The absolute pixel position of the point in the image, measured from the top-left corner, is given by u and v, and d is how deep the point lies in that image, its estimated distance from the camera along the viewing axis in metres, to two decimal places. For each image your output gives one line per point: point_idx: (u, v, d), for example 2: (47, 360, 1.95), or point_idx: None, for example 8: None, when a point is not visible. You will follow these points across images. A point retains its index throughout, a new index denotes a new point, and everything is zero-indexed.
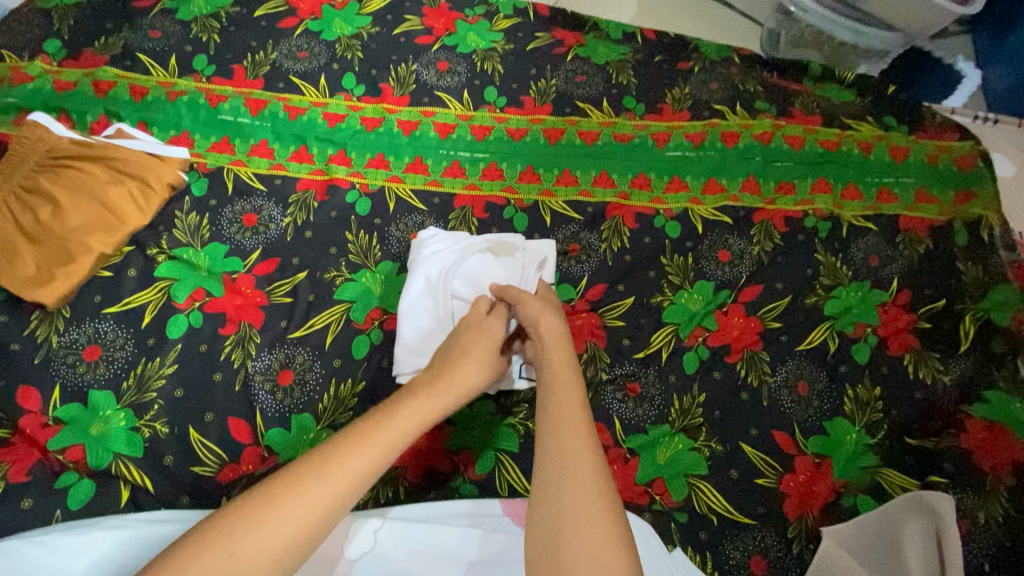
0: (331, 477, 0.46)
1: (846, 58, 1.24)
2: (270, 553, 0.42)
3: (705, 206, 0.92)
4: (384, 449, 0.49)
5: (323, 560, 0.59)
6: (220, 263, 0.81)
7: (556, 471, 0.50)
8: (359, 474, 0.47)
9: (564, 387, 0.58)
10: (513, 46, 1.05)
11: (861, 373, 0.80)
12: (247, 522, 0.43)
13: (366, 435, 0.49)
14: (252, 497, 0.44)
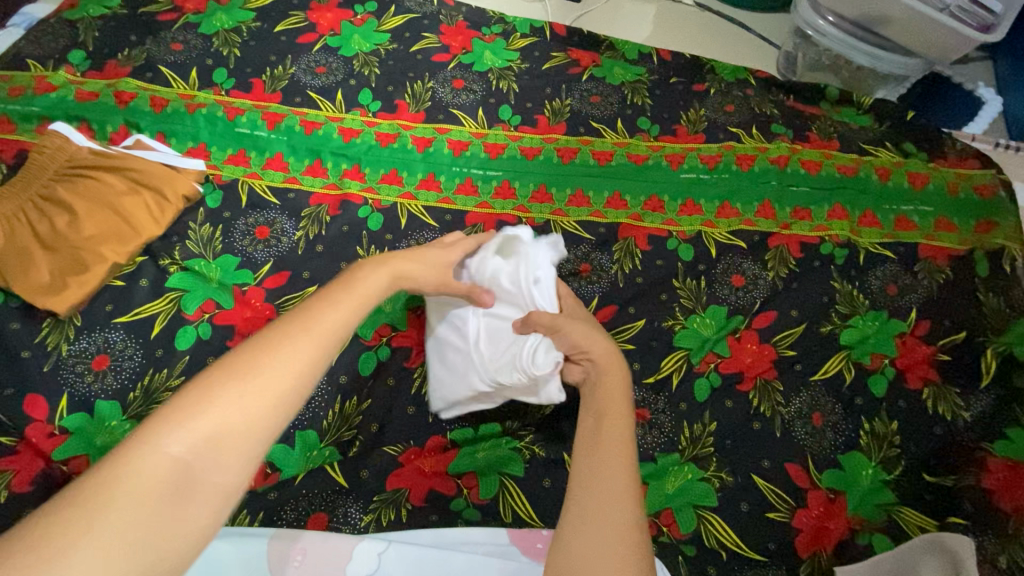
0: (293, 348, 0.46)
1: (866, 84, 1.23)
2: (285, 385, 0.44)
3: (719, 229, 0.91)
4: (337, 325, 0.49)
5: None
6: (231, 275, 0.81)
7: (594, 503, 0.51)
8: (322, 347, 0.47)
9: (614, 422, 0.58)
10: (529, 65, 1.06)
11: (878, 406, 0.78)
12: (223, 390, 0.42)
13: (317, 314, 0.49)
14: (227, 364, 0.44)
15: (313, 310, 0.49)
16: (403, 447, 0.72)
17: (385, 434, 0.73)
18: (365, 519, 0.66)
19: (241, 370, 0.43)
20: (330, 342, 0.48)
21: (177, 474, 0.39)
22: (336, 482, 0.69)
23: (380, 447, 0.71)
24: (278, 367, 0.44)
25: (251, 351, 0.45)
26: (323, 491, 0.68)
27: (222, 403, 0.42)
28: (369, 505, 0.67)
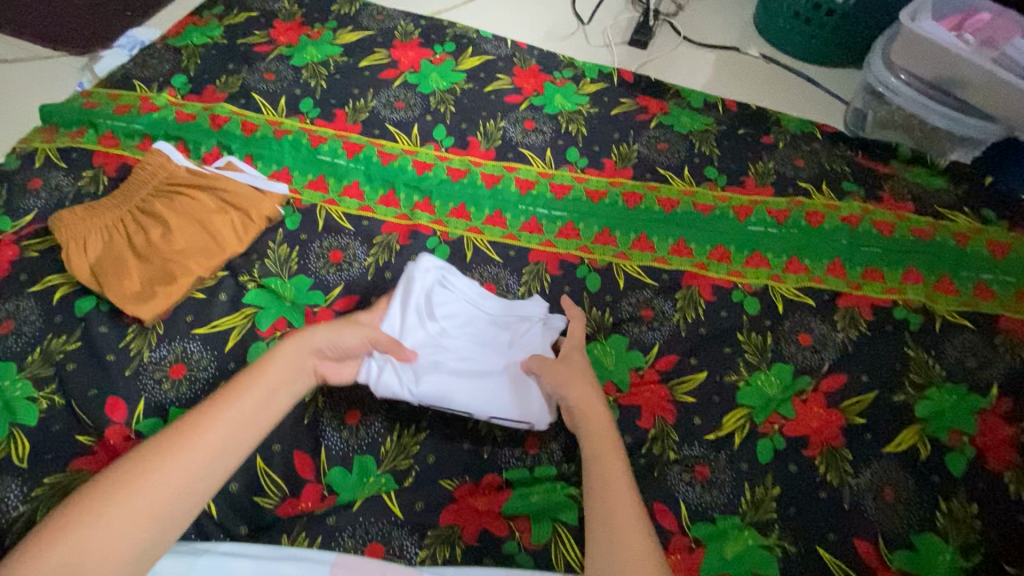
0: (196, 452, 0.56)
1: (940, 144, 1.19)
2: (201, 463, 0.55)
3: (786, 285, 0.90)
4: (216, 437, 0.57)
5: None
6: (303, 296, 0.84)
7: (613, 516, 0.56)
8: (200, 461, 0.55)
9: (608, 442, 0.64)
10: (598, 110, 1.08)
11: (956, 486, 0.73)
12: (132, 487, 0.52)
13: (191, 437, 0.56)
14: (163, 442, 0.55)
15: (192, 429, 0.57)
16: (458, 482, 0.72)
17: (441, 467, 0.72)
18: (420, 554, 0.66)
19: (167, 451, 0.55)
20: (229, 442, 0.58)
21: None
22: (392, 512, 0.69)
23: (435, 480, 0.72)
24: (156, 481, 0.53)
25: (131, 473, 0.52)
26: (379, 521, 0.68)
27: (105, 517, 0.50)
28: (423, 540, 0.67)
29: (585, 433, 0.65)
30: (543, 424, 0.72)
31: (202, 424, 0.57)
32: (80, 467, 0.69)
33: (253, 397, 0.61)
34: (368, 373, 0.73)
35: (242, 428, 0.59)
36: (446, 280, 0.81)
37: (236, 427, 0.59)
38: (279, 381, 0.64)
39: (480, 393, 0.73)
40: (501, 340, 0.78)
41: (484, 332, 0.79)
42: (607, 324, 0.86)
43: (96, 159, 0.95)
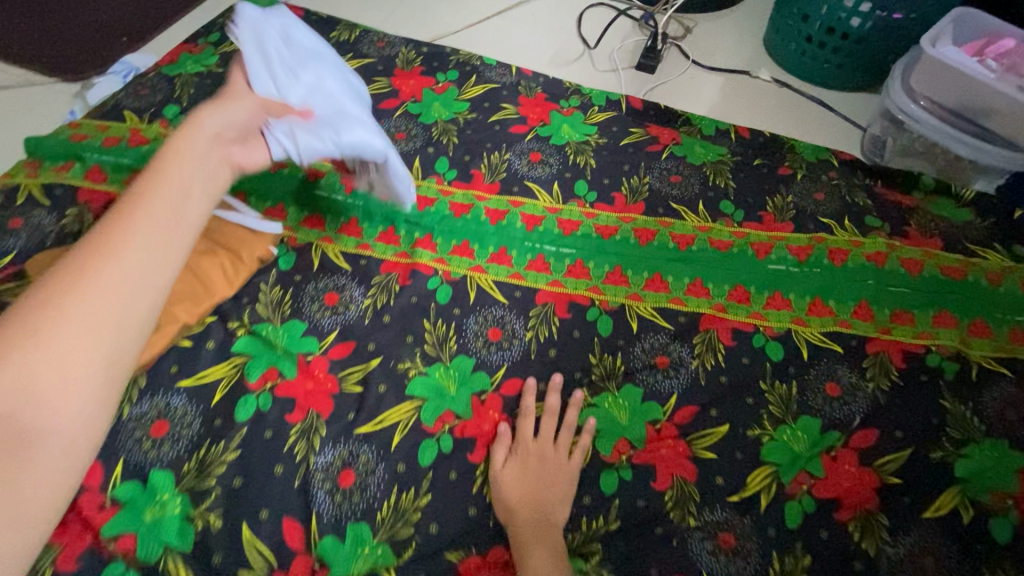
0: (94, 288, 0.54)
1: (963, 173, 1.14)
2: (114, 295, 0.54)
3: (810, 329, 0.84)
4: (110, 286, 0.54)
5: None
6: (296, 343, 0.79)
7: None
8: (104, 309, 0.54)
9: (543, 541, 0.65)
10: (607, 141, 1.04)
11: (1003, 557, 0.67)
12: (37, 336, 0.50)
13: (85, 272, 0.54)
14: (53, 287, 0.53)
15: (76, 278, 0.54)
16: (463, 555, 0.67)
17: (443, 537, 0.67)
18: None
19: (65, 289, 0.53)
20: (137, 273, 0.56)
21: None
22: None
23: (437, 552, 0.66)
24: (59, 329, 0.51)
25: (21, 329, 0.50)
26: None
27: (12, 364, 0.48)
28: None
29: (512, 533, 0.66)
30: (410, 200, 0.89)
31: (103, 255, 0.55)
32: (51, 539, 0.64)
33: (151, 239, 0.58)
34: (267, 86, 0.74)
35: (145, 265, 0.57)
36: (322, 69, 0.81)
37: (138, 264, 0.56)
38: (177, 201, 0.61)
39: (371, 130, 0.80)
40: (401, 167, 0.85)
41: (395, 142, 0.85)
42: (620, 372, 0.81)
43: (81, 195, 0.90)
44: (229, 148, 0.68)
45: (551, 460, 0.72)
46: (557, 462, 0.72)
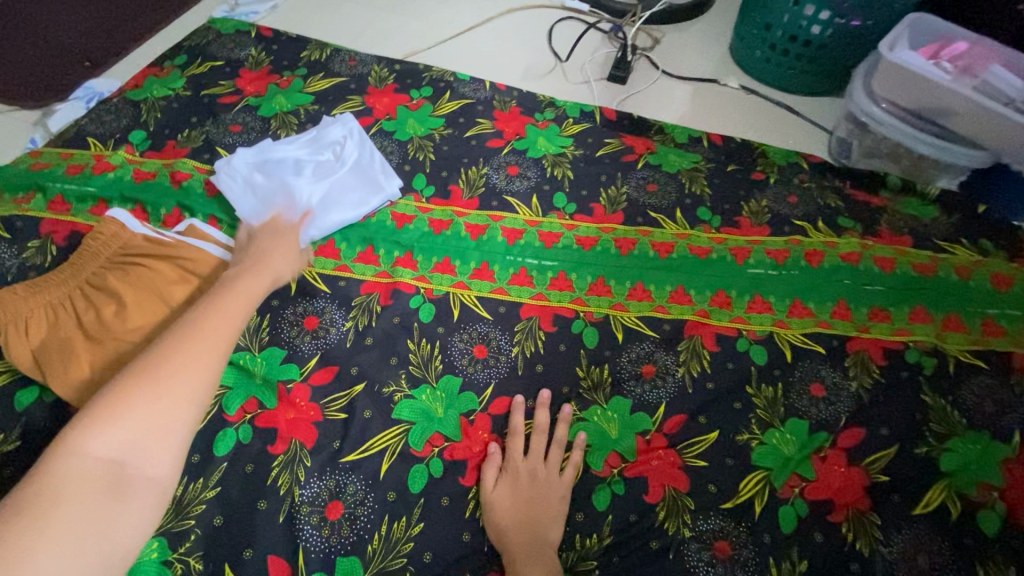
0: (189, 365, 0.62)
1: (925, 172, 1.18)
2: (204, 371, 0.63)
3: (792, 331, 0.85)
4: (205, 359, 0.63)
5: None
6: (276, 370, 0.77)
7: None
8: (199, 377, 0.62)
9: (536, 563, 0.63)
10: (583, 152, 1.04)
11: (991, 548, 0.69)
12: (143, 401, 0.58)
13: (186, 349, 0.63)
14: (155, 364, 0.61)
15: (177, 351, 0.62)
16: None
17: (438, 565, 0.66)
18: None
19: (166, 367, 0.61)
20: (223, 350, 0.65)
21: (109, 472, 0.55)
22: None
23: None
24: (172, 386, 0.60)
25: (144, 385, 0.59)
26: None
27: (128, 424, 0.57)
28: None
29: (506, 555, 0.65)
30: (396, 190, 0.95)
31: (197, 334, 0.64)
32: None
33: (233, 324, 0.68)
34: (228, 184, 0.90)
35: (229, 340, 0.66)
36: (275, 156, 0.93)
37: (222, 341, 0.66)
38: (250, 295, 0.72)
39: (348, 191, 0.92)
40: (348, 199, 0.92)
41: (342, 189, 0.92)
42: (607, 384, 0.80)
43: (43, 227, 0.87)
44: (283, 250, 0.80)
45: (543, 479, 0.71)
46: (547, 481, 0.70)
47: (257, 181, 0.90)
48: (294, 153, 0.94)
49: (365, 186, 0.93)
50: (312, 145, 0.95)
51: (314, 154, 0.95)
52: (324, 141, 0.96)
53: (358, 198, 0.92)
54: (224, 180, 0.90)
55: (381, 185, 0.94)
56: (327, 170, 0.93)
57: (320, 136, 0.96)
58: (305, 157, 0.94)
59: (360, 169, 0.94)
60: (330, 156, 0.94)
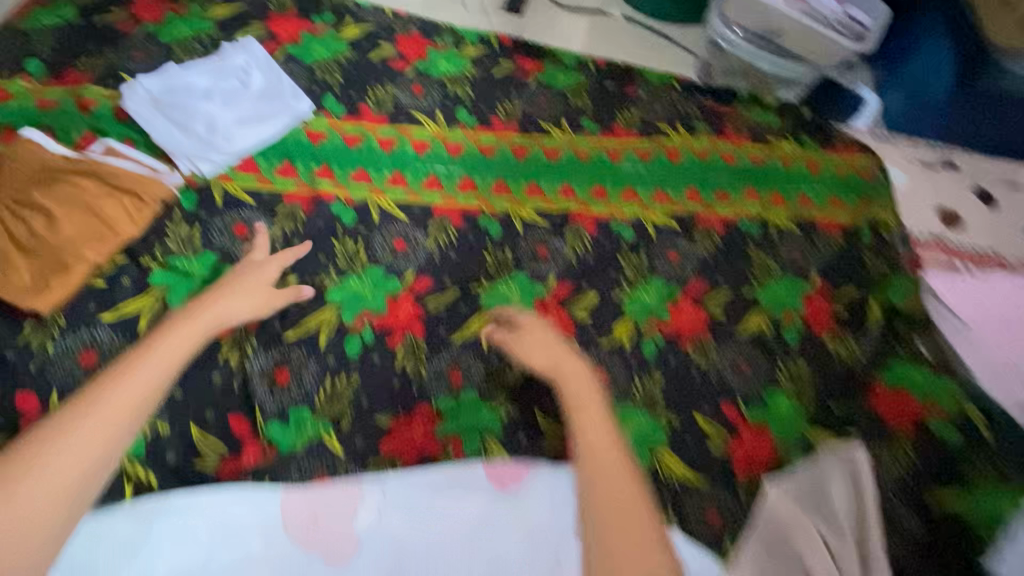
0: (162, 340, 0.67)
1: (770, 86, 1.39)
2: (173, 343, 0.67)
3: (655, 213, 1.05)
4: (140, 393, 0.61)
5: (334, 529, 0.65)
6: (213, 271, 0.86)
7: (602, 504, 0.62)
8: (132, 406, 0.60)
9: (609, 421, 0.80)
10: (480, 72, 1.16)
11: (791, 350, 0.91)
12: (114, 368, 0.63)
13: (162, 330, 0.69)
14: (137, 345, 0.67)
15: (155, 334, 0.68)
16: (393, 416, 0.79)
17: (375, 407, 0.79)
18: None
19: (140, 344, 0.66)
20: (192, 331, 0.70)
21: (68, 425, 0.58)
22: (333, 449, 0.75)
23: (369, 420, 0.78)
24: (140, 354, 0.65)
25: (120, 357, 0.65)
26: (321, 461, 0.74)
27: (71, 434, 0.57)
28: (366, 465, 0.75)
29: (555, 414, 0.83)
30: (307, 108, 1.02)
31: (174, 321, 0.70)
32: None
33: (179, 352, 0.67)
34: (138, 110, 0.95)
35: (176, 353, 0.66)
36: (183, 83, 0.98)
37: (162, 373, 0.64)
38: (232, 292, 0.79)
39: (260, 111, 0.99)
40: (261, 118, 0.98)
41: (253, 110, 0.99)
42: (509, 263, 0.96)
43: None
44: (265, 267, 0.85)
45: (529, 346, 0.88)
46: (568, 356, 0.88)
47: (168, 105, 0.96)
48: (202, 79, 0.99)
49: (276, 105, 1.00)
50: (219, 72, 1.01)
51: (222, 81, 1.00)
52: (231, 69, 1.02)
53: (270, 116, 0.99)
54: (134, 106, 0.95)
55: (291, 104, 1.01)
56: (237, 95, 1.00)
57: (226, 65, 1.02)
58: (214, 84, 1.00)
59: (270, 91, 1.01)
60: (239, 82, 1.01)
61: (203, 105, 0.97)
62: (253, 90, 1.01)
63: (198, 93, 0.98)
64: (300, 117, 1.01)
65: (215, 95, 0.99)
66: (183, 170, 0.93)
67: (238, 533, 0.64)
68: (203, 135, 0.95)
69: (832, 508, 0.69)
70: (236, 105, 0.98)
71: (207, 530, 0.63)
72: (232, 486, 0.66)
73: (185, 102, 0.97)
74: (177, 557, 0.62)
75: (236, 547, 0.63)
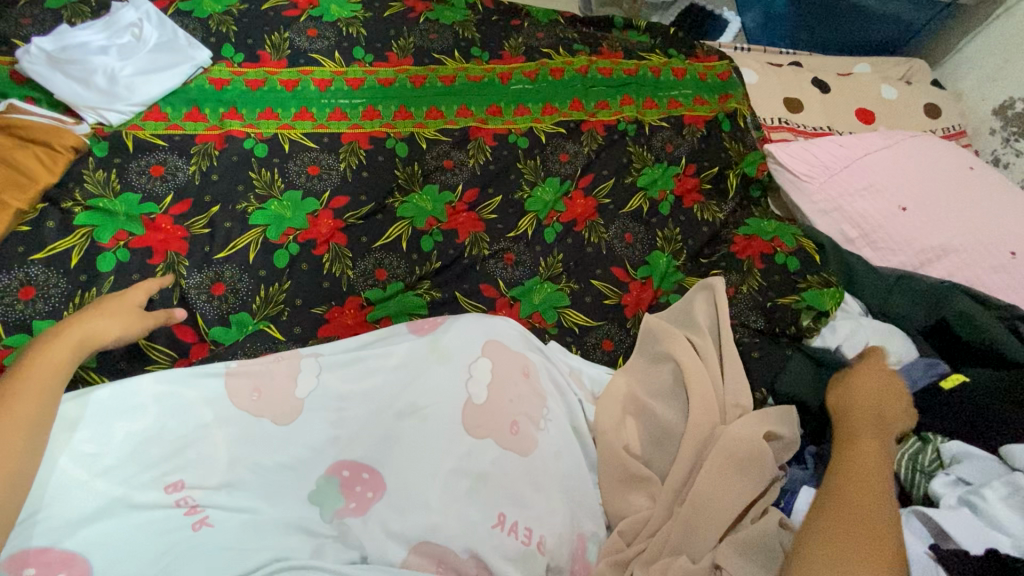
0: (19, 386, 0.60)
1: (642, 12, 1.57)
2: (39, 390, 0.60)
3: (545, 124, 1.18)
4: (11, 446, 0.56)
5: (278, 395, 0.70)
6: (136, 208, 0.92)
7: (844, 514, 0.61)
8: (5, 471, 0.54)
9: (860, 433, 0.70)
10: (372, 14, 1.24)
11: (666, 221, 1.09)
12: None
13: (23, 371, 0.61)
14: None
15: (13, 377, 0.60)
16: (328, 308, 0.90)
17: (310, 304, 0.90)
18: None
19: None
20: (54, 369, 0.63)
21: None
22: (277, 338, 0.85)
23: (305, 315, 0.88)
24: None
25: None
26: (266, 346, 0.83)
27: None
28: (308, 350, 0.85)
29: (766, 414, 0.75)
30: (206, 57, 1.08)
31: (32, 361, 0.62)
32: None
33: (33, 413, 0.59)
34: (32, 68, 0.98)
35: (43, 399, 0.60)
36: (77, 43, 1.02)
37: (26, 438, 0.57)
38: (98, 320, 0.69)
39: (158, 61, 1.04)
40: (160, 68, 1.03)
41: (150, 62, 1.03)
42: (418, 177, 1.07)
43: None
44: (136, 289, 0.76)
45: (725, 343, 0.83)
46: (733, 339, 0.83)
47: (62, 62, 0.99)
48: (97, 39, 1.03)
49: (174, 55, 1.05)
50: (112, 30, 1.05)
51: (117, 38, 1.05)
52: (125, 26, 1.06)
53: (169, 66, 1.04)
54: (28, 65, 0.98)
55: (189, 53, 1.06)
56: (133, 49, 1.04)
57: (118, 22, 1.06)
58: (110, 42, 1.04)
59: (166, 43, 1.06)
60: (134, 38, 1.05)
61: (99, 60, 1.00)
62: (148, 43, 1.05)
63: (93, 51, 1.02)
64: (199, 66, 1.07)
65: (111, 51, 1.03)
66: (90, 122, 0.98)
67: (186, 408, 0.67)
68: (102, 88, 0.99)
69: (696, 319, 0.86)
70: (133, 58, 1.03)
71: (156, 406, 0.66)
72: (171, 371, 0.69)
73: (80, 58, 1.00)
74: (127, 429, 0.64)
75: (187, 418, 0.66)
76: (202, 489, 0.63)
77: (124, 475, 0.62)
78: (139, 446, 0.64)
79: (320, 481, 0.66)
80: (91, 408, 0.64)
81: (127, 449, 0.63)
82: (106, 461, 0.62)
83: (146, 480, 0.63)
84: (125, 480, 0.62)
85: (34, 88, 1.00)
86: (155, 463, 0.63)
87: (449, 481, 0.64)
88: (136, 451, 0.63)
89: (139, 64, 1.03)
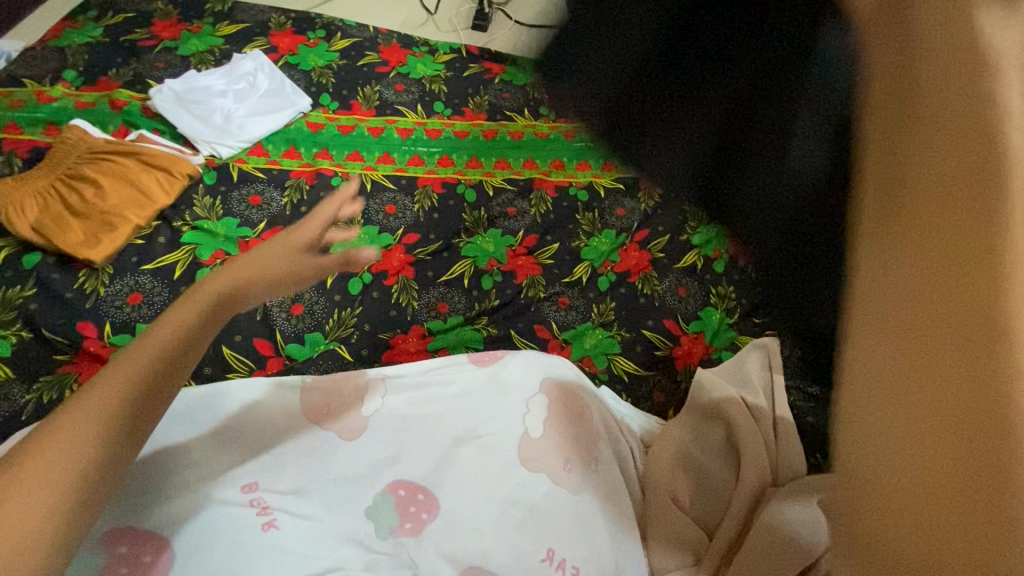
0: (147, 340, 0.53)
1: None
2: (162, 345, 0.53)
3: (605, 178, 1.23)
4: (105, 406, 0.49)
5: (346, 412, 0.75)
6: (234, 231, 1.02)
7: None
8: (114, 404, 0.49)
9: None
10: (452, 73, 1.37)
11: (720, 278, 1.11)
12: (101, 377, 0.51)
13: (164, 320, 0.55)
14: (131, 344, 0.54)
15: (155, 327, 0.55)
16: (392, 334, 0.96)
17: (376, 330, 0.96)
18: None
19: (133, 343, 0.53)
20: (188, 320, 0.55)
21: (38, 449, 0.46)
22: (345, 358, 0.92)
23: (371, 340, 0.95)
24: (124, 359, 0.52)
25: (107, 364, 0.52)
26: (336, 364, 0.91)
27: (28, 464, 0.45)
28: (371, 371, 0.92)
29: None
30: (307, 104, 1.21)
31: (171, 311, 0.56)
32: (66, 370, 0.84)
33: (167, 345, 0.53)
34: (163, 107, 1.13)
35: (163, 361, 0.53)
36: (201, 86, 1.17)
37: (128, 397, 0.50)
38: (248, 270, 0.60)
39: (267, 107, 1.18)
40: (268, 112, 1.17)
41: (261, 106, 1.17)
42: (483, 220, 1.14)
43: (5, 145, 1.05)
44: (310, 225, 0.65)
45: None
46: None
47: (188, 103, 1.14)
48: (218, 83, 1.19)
49: (281, 102, 1.19)
50: (232, 77, 1.20)
51: (235, 84, 1.20)
52: (242, 74, 1.21)
53: (276, 111, 1.17)
54: (160, 103, 1.13)
55: (294, 101, 1.20)
56: (248, 95, 1.19)
57: (238, 71, 1.21)
58: (228, 87, 1.19)
59: (275, 91, 1.21)
60: (249, 85, 1.20)
61: (218, 102, 1.15)
62: (260, 90, 1.20)
63: (214, 94, 1.17)
64: (301, 112, 1.20)
65: (228, 95, 1.17)
66: (203, 154, 1.11)
67: (266, 415, 0.73)
68: (218, 126, 1.13)
69: (749, 377, 0.87)
70: (246, 102, 1.17)
71: (241, 410, 0.73)
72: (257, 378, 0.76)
73: (203, 100, 1.15)
74: (215, 427, 0.71)
75: (266, 423, 0.72)
76: (275, 492, 0.68)
77: (207, 469, 0.68)
78: (224, 444, 0.70)
79: (377, 497, 0.69)
80: (187, 406, 0.71)
81: (213, 445, 0.70)
82: (196, 454, 0.69)
83: (226, 477, 0.68)
84: (208, 474, 0.68)
85: (161, 121, 1.14)
86: (236, 462, 0.69)
87: (503, 509, 0.68)
88: (221, 448, 0.70)
89: (251, 107, 1.17)
